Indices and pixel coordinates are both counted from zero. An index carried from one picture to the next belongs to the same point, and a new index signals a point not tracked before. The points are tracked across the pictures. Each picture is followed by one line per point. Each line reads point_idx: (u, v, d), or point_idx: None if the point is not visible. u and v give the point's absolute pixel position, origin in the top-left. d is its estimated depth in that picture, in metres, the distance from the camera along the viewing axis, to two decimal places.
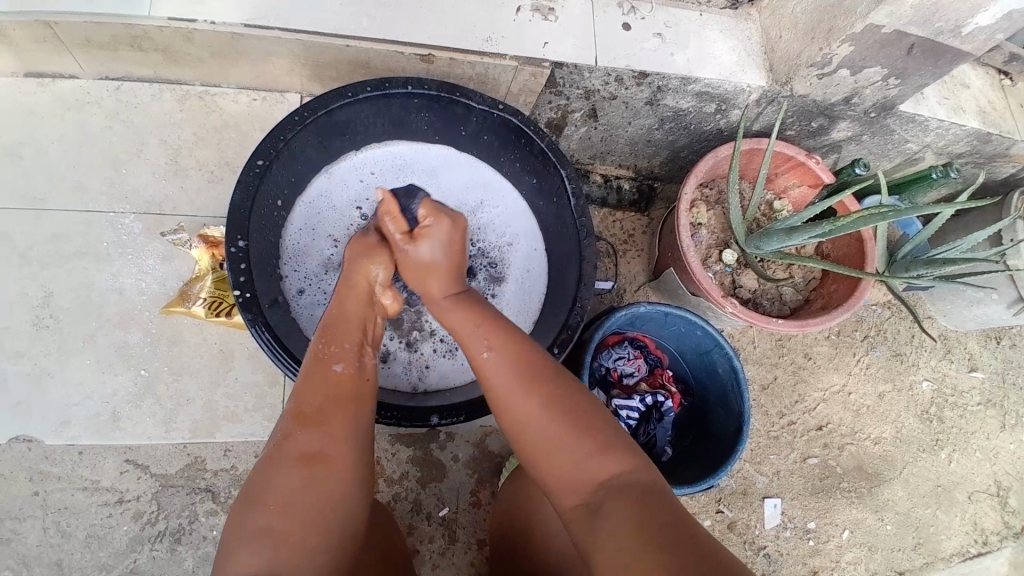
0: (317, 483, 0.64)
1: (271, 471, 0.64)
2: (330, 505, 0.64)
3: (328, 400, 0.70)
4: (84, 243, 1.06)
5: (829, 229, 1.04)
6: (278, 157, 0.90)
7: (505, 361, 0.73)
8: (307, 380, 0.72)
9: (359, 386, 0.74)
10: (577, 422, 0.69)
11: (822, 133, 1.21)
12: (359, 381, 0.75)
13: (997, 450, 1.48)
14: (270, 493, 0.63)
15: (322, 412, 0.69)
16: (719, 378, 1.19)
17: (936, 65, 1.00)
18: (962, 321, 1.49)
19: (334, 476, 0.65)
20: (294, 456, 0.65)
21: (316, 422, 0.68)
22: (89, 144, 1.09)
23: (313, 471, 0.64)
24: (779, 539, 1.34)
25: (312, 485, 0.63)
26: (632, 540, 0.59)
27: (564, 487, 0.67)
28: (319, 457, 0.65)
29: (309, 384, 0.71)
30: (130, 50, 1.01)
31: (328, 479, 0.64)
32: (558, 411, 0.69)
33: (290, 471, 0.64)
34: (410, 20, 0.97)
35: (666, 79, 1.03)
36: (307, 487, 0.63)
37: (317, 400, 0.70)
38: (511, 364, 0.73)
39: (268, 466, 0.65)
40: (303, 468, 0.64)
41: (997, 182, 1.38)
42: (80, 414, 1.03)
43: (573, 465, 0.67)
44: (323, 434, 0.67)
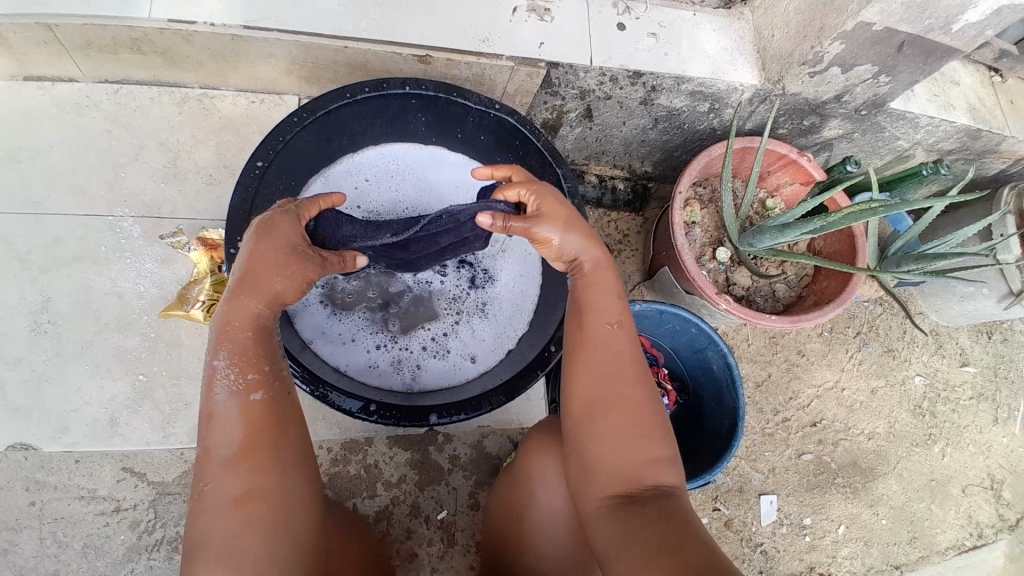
0: (255, 523, 0.62)
1: (209, 515, 0.62)
2: (278, 535, 0.63)
3: (246, 428, 0.66)
4: (81, 246, 1.06)
5: (822, 225, 1.04)
6: (277, 157, 0.90)
7: (607, 341, 0.73)
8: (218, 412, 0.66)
9: (279, 407, 0.68)
10: (637, 419, 0.69)
11: (814, 131, 1.22)
12: (278, 406, 0.69)
13: (990, 443, 1.49)
14: (218, 537, 0.62)
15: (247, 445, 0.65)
16: (714, 376, 1.20)
17: (926, 62, 1.01)
18: (952, 316, 1.50)
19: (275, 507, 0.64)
20: (227, 497, 0.63)
21: (243, 458, 0.64)
22: (87, 148, 1.08)
23: (248, 511, 0.63)
24: (776, 536, 1.34)
25: (252, 526, 0.62)
26: (653, 551, 0.59)
27: (605, 479, 0.68)
28: (255, 492, 0.63)
29: (220, 421, 0.66)
30: (129, 52, 1.01)
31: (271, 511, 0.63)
32: (626, 404, 0.69)
33: (227, 516, 0.62)
34: (406, 21, 0.97)
35: (661, 78, 1.04)
36: (246, 528, 0.62)
37: (234, 434, 0.65)
38: (616, 346, 0.73)
39: (202, 510, 0.63)
40: (237, 511, 0.62)
41: (987, 177, 1.40)
42: (79, 420, 1.02)
43: (622, 459, 0.68)
44: (250, 470, 0.64)
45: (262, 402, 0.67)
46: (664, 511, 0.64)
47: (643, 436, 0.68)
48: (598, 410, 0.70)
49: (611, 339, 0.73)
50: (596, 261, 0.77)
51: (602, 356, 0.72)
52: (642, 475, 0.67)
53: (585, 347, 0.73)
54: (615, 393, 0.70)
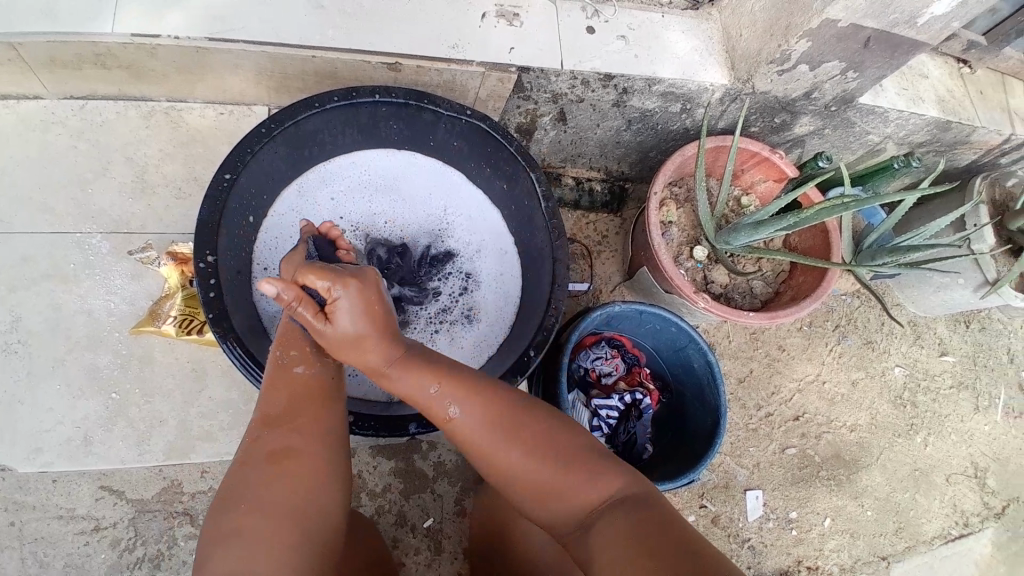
0: (285, 478, 0.65)
1: (243, 473, 0.66)
2: (306, 496, 0.66)
3: (293, 402, 0.73)
4: (49, 264, 1.04)
5: (794, 221, 1.05)
6: (246, 169, 0.90)
7: (470, 406, 0.74)
8: (271, 383, 0.74)
9: (324, 386, 0.76)
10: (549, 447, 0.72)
11: (785, 128, 1.23)
12: (322, 381, 0.77)
13: (972, 431, 1.51)
14: (247, 490, 0.64)
15: (287, 409, 0.72)
16: (696, 374, 1.20)
17: (893, 56, 1.02)
18: (929, 307, 1.52)
19: (305, 470, 0.67)
20: (265, 454, 0.67)
21: (285, 421, 0.70)
22: (54, 165, 1.07)
23: (282, 467, 0.66)
24: (763, 531, 1.35)
25: (284, 482, 0.65)
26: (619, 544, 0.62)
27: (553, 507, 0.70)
28: (289, 452, 0.68)
29: (273, 392, 0.73)
30: (94, 67, 1.00)
31: (300, 473, 0.66)
32: (532, 443, 0.72)
33: (261, 469, 0.66)
34: (374, 29, 0.97)
35: (631, 80, 1.04)
36: (279, 480, 0.65)
37: (280, 401, 0.72)
38: (479, 410, 0.74)
39: (239, 469, 0.66)
40: (272, 465, 0.66)
41: (958, 168, 1.42)
42: (52, 440, 1.01)
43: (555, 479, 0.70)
44: (293, 433, 0.70)
45: (308, 375, 0.76)
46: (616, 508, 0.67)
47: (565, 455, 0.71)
48: (508, 459, 0.72)
49: (475, 401, 0.74)
50: (385, 332, 0.77)
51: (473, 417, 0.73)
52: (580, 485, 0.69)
53: (467, 437, 0.74)
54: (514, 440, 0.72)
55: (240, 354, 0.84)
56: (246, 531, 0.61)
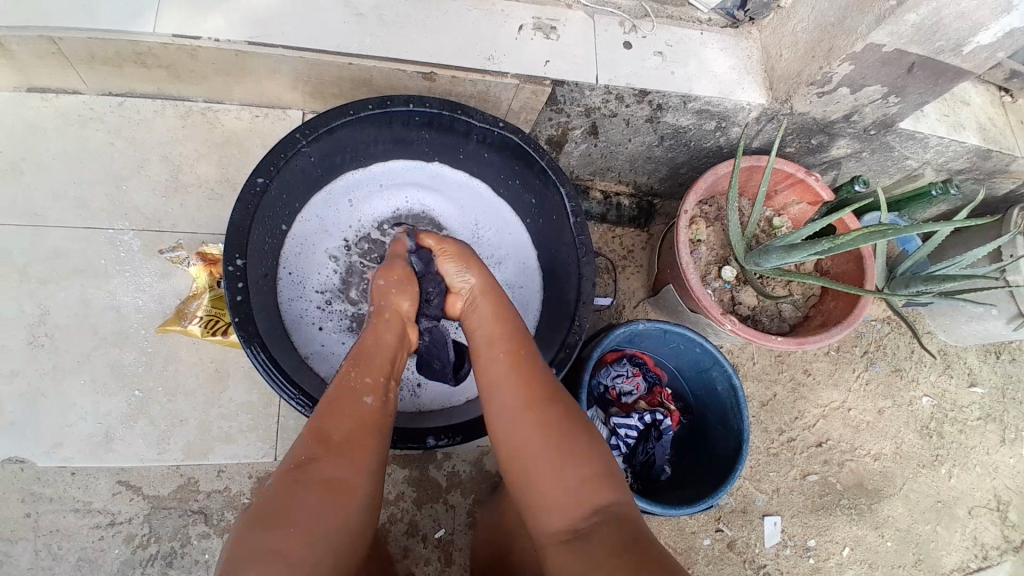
0: (320, 500, 0.63)
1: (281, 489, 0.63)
2: (343, 528, 0.63)
3: (353, 427, 0.70)
4: (82, 261, 1.05)
5: (828, 246, 1.02)
6: (279, 174, 0.90)
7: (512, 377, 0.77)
8: (334, 404, 0.72)
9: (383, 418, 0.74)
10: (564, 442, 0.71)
11: (821, 150, 1.20)
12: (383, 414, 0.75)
13: (997, 465, 1.47)
14: (293, 511, 0.61)
15: (346, 436, 0.69)
16: (719, 396, 1.19)
17: (936, 83, 1.00)
18: (960, 336, 1.49)
19: (352, 503, 0.65)
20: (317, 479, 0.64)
21: (341, 448, 0.67)
22: (89, 162, 1.08)
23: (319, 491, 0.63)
24: (779, 558, 1.32)
25: (331, 510, 0.63)
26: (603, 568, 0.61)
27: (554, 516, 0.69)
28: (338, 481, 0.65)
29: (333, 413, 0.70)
30: (135, 66, 1.01)
31: (345, 506, 0.64)
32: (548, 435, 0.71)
33: (313, 493, 0.63)
34: (408, 38, 0.96)
35: (667, 97, 1.03)
36: (315, 502, 0.62)
37: (344, 424, 0.70)
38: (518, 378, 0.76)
39: (285, 490, 0.63)
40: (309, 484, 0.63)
41: (997, 197, 1.38)
42: (74, 435, 1.01)
43: (568, 503, 0.68)
44: (342, 459, 0.66)
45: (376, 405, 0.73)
46: (618, 534, 0.65)
47: (581, 470, 0.69)
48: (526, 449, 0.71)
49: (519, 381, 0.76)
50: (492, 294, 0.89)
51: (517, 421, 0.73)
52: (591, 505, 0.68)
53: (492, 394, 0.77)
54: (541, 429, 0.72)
55: (264, 360, 0.84)
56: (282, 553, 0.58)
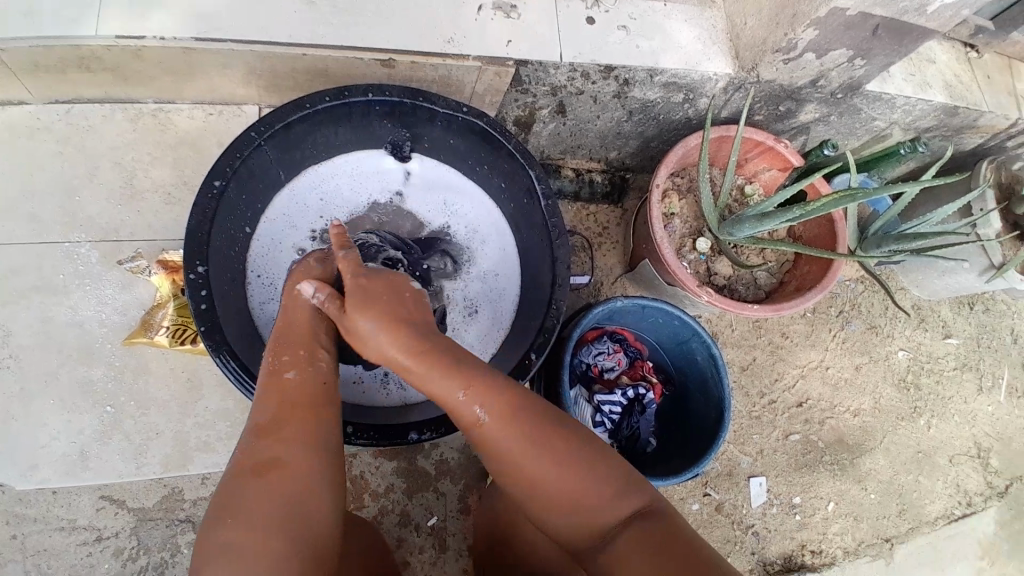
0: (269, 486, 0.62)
1: (229, 490, 0.62)
2: (298, 510, 0.62)
3: (283, 409, 0.69)
4: (39, 278, 1.03)
5: (800, 213, 1.03)
6: (236, 175, 0.88)
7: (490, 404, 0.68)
8: (266, 393, 0.70)
9: (315, 389, 0.72)
10: (566, 443, 0.69)
11: (789, 116, 1.20)
12: (315, 387, 0.72)
13: (974, 412, 1.51)
14: (236, 504, 0.61)
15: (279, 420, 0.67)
16: (699, 366, 1.20)
17: (901, 44, 0.99)
18: (934, 290, 1.51)
19: (291, 480, 0.63)
20: (250, 466, 0.64)
21: (272, 433, 0.66)
22: (41, 175, 1.05)
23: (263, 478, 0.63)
24: (766, 516, 1.36)
25: (272, 493, 0.62)
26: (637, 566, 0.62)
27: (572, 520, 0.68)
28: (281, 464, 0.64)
29: (264, 402, 0.69)
30: (79, 72, 0.97)
31: (285, 485, 0.63)
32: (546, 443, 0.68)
33: (245, 482, 0.62)
34: (362, 26, 0.93)
35: (632, 71, 1.01)
36: (266, 492, 0.62)
37: (269, 410, 0.68)
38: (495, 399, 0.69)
39: (227, 485, 0.63)
40: (256, 478, 0.63)
41: (965, 151, 1.39)
42: (48, 456, 1.00)
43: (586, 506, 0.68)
44: (283, 440, 0.66)
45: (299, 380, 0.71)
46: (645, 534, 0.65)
47: (591, 470, 0.68)
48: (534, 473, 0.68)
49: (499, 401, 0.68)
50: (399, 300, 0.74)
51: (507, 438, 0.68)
52: (609, 508, 0.68)
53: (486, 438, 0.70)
54: (540, 437, 0.68)
55: (236, 369, 0.83)
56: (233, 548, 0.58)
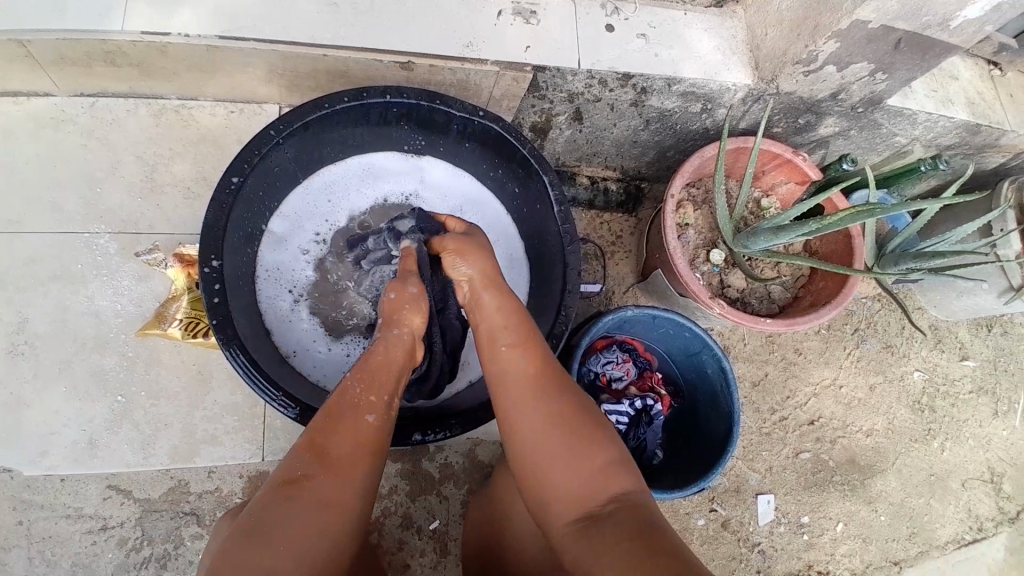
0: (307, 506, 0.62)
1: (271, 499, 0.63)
2: (333, 552, 0.62)
3: (355, 447, 0.68)
4: (59, 266, 1.04)
5: (817, 227, 1.01)
6: (254, 171, 0.88)
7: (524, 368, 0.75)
8: (339, 421, 0.69)
9: (380, 433, 0.72)
10: (574, 429, 0.70)
11: (808, 129, 1.19)
12: (384, 435, 0.72)
13: (990, 437, 1.48)
14: (287, 529, 0.60)
15: (348, 457, 0.67)
16: (709, 379, 1.18)
17: (923, 59, 0.98)
18: (951, 310, 1.48)
19: (342, 525, 0.63)
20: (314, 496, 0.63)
21: (341, 468, 0.66)
22: (63, 166, 1.06)
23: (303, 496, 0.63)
24: (773, 535, 1.34)
25: (325, 533, 0.61)
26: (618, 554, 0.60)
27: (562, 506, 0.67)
28: (338, 506, 0.64)
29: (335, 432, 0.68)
30: (104, 65, 0.98)
31: (337, 530, 0.63)
32: (557, 424, 0.70)
33: (307, 512, 0.62)
34: (383, 27, 0.94)
35: (651, 80, 1.01)
36: (322, 532, 0.61)
37: (345, 444, 0.68)
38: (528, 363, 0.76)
39: (281, 505, 0.62)
40: (318, 512, 0.62)
41: (987, 170, 1.37)
42: (59, 442, 1.00)
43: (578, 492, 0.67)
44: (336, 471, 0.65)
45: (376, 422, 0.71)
46: (630, 520, 0.64)
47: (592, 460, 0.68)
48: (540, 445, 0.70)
49: (530, 376, 0.74)
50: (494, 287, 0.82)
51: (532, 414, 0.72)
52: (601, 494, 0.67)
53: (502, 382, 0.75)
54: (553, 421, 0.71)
55: (246, 363, 0.83)
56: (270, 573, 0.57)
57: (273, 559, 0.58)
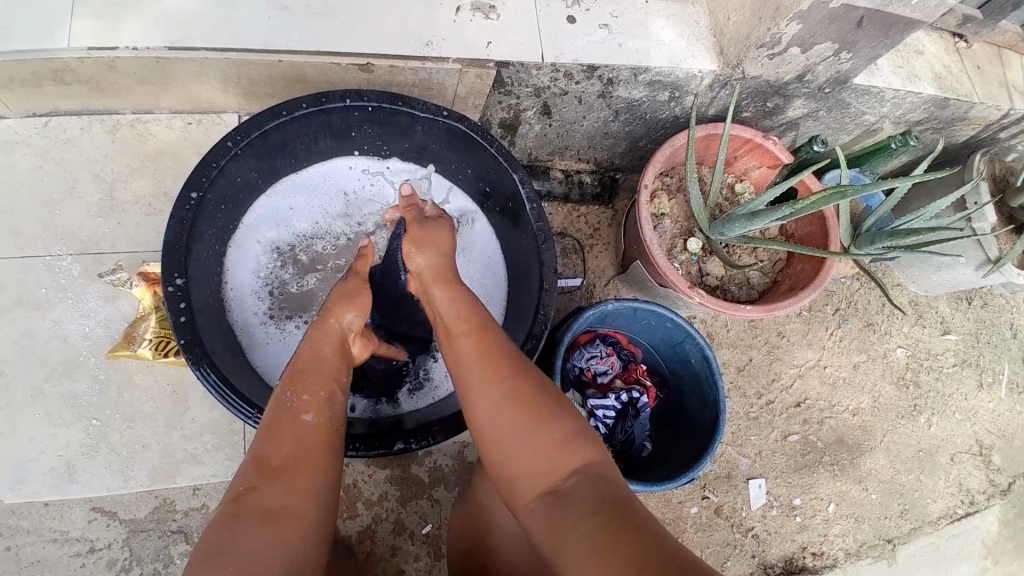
0: (281, 531, 0.58)
1: (225, 528, 0.57)
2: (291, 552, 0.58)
3: (296, 451, 0.66)
4: (23, 290, 1.02)
5: (790, 212, 1.01)
6: (212, 185, 0.86)
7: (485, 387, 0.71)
8: (273, 427, 0.68)
9: (328, 442, 0.69)
10: (535, 411, 0.68)
11: (778, 112, 1.19)
12: (332, 431, 0.70)
13: (976, 409, 1.49)
14: (229, 545, 0.56)
15: (285, 459, 0.64)
16: (693, 367, 1.18)
17: (887, 36, 0.98)
18: (930, 285, 1.49)
19: (297, 525, 0.60)
20: (256, 506, 0.60)
21: (279, 472, 0.63)
22: (24, 189, 1.04)
23: (277, 522, 0.59)
24: (767, 519, 1.33)
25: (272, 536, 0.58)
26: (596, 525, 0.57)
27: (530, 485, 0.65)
28: (285, 508, 0.60)
29: (274, 439, 0.66)
30: (55, 84, 0.96)
31: (289, 531, 0.59)
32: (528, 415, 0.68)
33: (250, 519, 0.58)
34: (340, 30, 0.92)
35: (617, 70, 1.00)
36: (269, 536, 0.57)
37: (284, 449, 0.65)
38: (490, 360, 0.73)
39: (224, 522, 0.58)
40: (262, 522, 0.58)
41: (957, 144, 1.38)
42: (36, 470, 0.98)
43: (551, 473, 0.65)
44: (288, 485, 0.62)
45: (317, 423, 0.69)
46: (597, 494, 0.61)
47: (562, 440, 0.66)
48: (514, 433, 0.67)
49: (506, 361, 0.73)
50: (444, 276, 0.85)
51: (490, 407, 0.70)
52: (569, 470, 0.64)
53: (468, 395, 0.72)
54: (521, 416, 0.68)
55: (217, 383, 0.81)
56: None
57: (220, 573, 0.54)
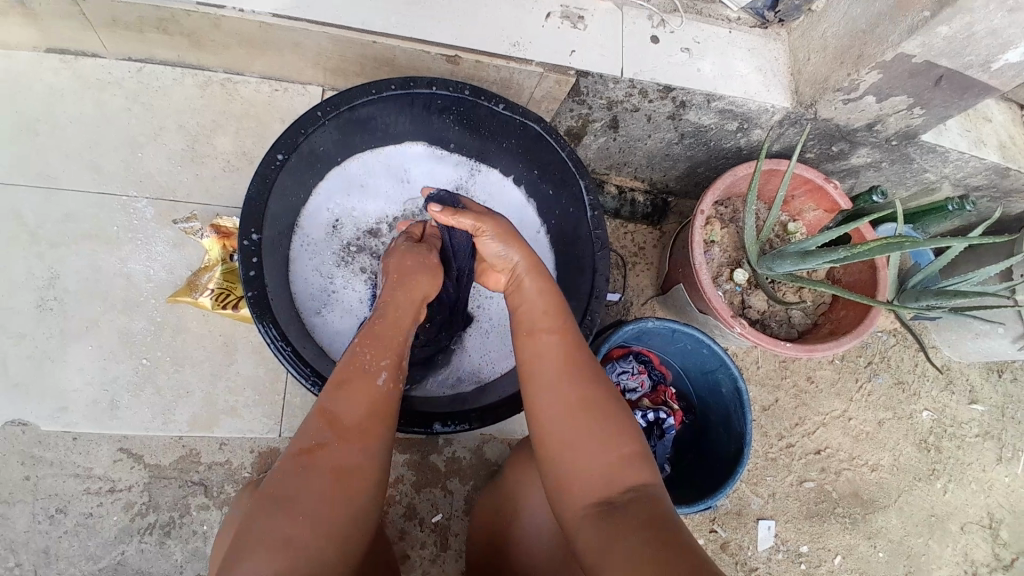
0: (332, 492, 0.63)
1: (291, 473, 0.63)
2: (332, 506, 0.62)
3: (366, 415, 0.69)
4: (93, 225, 1.05)
5: (845, 255, 1.01)
6: (300, 150, 0.90)
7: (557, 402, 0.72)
8: (342, 381, 0.71)
9: (389, 403, 0.72)
10: (597, 419, 0.71)
11: (841, 157, 1.20)
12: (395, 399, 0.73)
13: (992, 482, 1.47)
14: (292, 496, 0.62)
15: (355, 421, 0.68)
16: (723, 399, 1.18)
17: (963, 98, 0.99)
18: (964, 351, 1.48)
19: (353, 485, 0.64)
20: (318, 460, 0.64)
21: (338, 428, 0.67)
22: (106, 128, 1.07)
23: (336, 481, 0.64)
24: (771, 562, 1.33)
25: (325, 494, 0.63)
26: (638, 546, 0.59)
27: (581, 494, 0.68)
28: (347, 466, 0.65)
29: (342, 395, 0.70)
30: (154, 32, 1.00)
31: (344, 491, 0.64)
32: (576, 409, 0.71)
33: (315, 476, 0.63)
34: (436, 19, 0.95)
35: (691, 94, 1.02)
36: (320, 490, 0.62)
37: (352, 409, 0.69)
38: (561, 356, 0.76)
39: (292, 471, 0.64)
40: (317, 471, 0.64)
41: (1010, 216, 1.37)
42: (80, 399, 1.01)
43: (601, 479, 0.68)
44: (351, 446, 0.66)
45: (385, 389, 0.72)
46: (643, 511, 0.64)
47: (615, 458, 0.69)
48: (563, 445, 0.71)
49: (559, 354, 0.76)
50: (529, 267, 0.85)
51: (561, 411, 0.72)
52: (625, 481, 0.67)
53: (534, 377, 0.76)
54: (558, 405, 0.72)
55: (292, 355, 0.85)
56: (283, 542, 0.59)
57: (281, 528, 0.60)
